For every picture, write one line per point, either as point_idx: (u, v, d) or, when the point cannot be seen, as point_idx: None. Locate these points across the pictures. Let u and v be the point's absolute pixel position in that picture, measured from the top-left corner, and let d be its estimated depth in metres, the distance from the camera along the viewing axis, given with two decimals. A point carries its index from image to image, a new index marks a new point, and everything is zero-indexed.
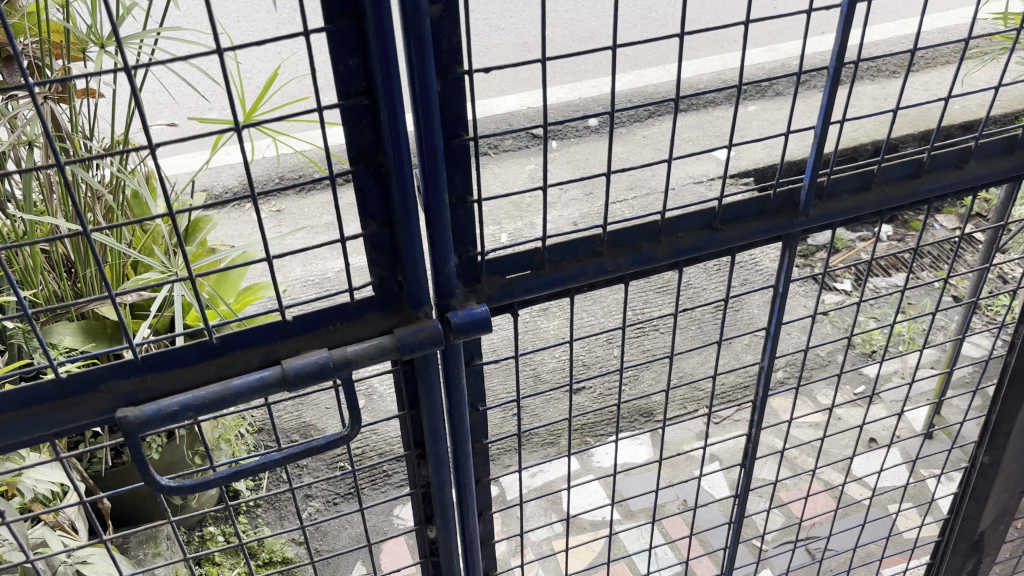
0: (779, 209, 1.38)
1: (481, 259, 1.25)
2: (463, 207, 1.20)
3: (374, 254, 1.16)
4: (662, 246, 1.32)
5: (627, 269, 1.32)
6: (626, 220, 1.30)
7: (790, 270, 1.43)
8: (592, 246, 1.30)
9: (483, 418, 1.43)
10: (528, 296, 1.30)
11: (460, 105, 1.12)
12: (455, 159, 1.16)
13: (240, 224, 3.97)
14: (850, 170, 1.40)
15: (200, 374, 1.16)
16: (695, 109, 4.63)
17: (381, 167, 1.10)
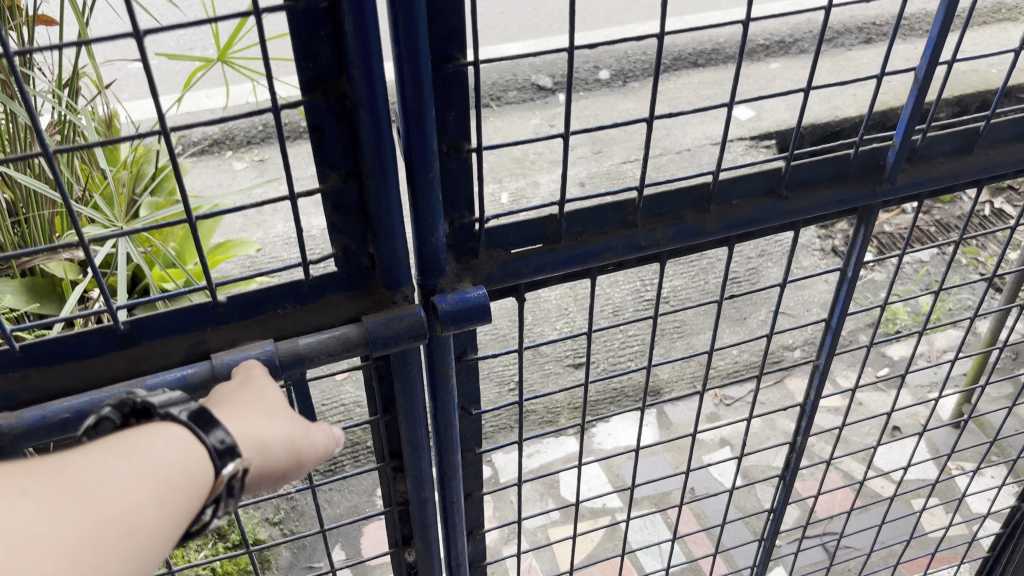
0: (857, 173, 1.10)
1: (479, 227, 0.97)
2: (456, 156, 0.91)
3: (336, 218, 0.87)
4: (711, 216, 1.05)
5: (665, 246, 1.05)
6: (668, 182, 1.03)
7: (864, 251, 1.17)
8: (623, 215, 1.03)
9: (476, 423, 1.16)
10: (539, 277, 1.02)
11: (455, 17, 0.82)
12: (447, 91, 0.86)
13: (219, 175, 3.67)
14: (947, 128, 1.12)
15: (102, 370, 0.87)
16: (712, 64, 4.30)
17: (345, 99, 0.80)
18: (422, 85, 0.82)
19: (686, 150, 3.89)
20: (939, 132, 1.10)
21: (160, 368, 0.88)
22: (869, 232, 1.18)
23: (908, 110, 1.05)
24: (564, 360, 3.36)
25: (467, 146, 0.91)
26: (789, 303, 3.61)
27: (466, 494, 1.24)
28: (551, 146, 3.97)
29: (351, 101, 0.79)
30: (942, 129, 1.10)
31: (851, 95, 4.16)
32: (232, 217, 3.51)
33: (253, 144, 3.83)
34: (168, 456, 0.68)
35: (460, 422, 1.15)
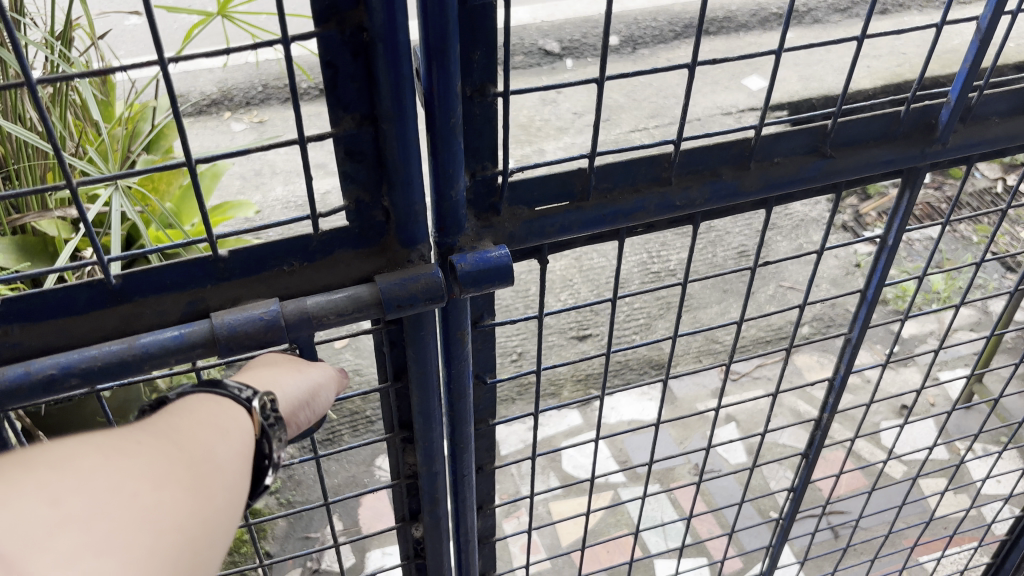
0: (907, 132, 1.01)
1: (502, 180, 0.89)
2: (481, 102, 0.83)
3: (348, 166, 0.79)
4: (751, 175, 0.97)
5: (701, 206, 0.96)
6: (707, 136, 0.94)
7: (908, 219, 1.09)
8: (657, 171, 0.94)
9: (491, 393, 1.09)
10: (564, 237, 0.94)
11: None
12: (473, 28, 0.78)
13: (218, 136, 3.60)
14: (1009, 86, 1.03)
15: (91, 327, 0.80)
16: (724, 32, 4.20)
17: (362, 31, 0.72)
18: (447, 19, 0.74)
19: (696, 120, 3.80)
20: (996, 90, 1.02)
21: (156, 326, 0.81)
22: (912, 199, 1.10)
23: (966, 64, 0.96)
24: (568, 332, 3.31)
25: (494, 90, 0.83)
26: (797, 279, 3.54)
27: (477, 467, 1.17)
28: (557, 112, 3.86)
29: (368, 33, 0.71)
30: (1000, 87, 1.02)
31: (865, 66, 4.06)
32: (231, 179, 3.43)
33: (252, 106, 3.74)
34: (209, 413, 0.75)
35: (475, 392, 1.08)
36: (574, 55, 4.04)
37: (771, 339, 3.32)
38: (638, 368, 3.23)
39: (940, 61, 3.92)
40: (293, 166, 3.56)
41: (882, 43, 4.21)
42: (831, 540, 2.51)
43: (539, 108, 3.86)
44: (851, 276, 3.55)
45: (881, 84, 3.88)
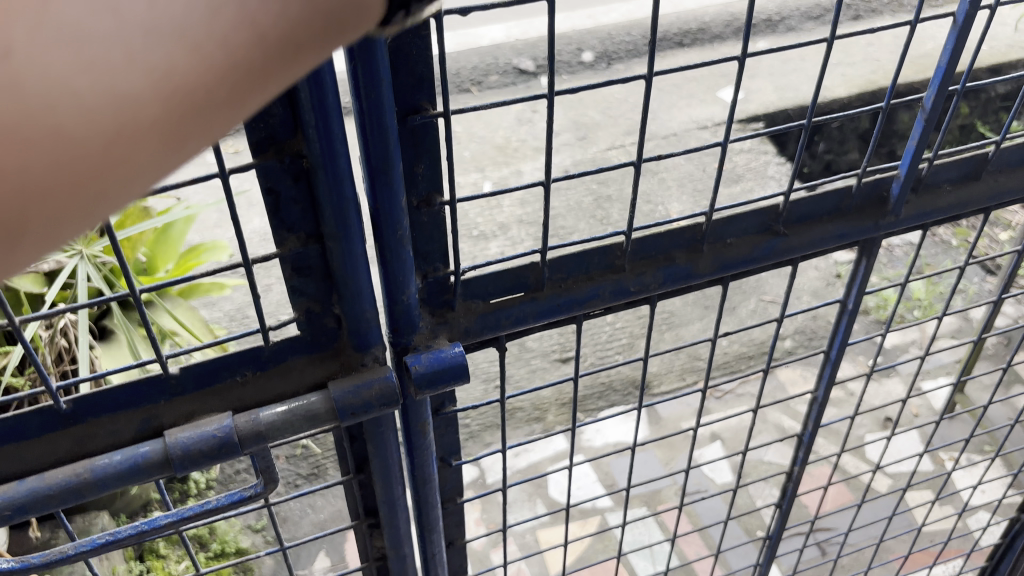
0: (860, 206, 1.04)
1: (455, 279, 0.89)
2: (429, 211, 0.84)
3: (297, 283, 0.79)
4: (703, 258, 0.99)
5: (656, 290, 0.99)
6: (657, 224, 0.96)
7: (865, 286, 1.11)
8: (609, 259, 0.96)
9: (457, 473, 1.09)
10: (520, 327, 0.95)
11: (423, 64, 0.74)
12: (415, 144, 0.79)
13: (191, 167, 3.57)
14: (956, 154, 1.06)
15: (42, 453, 0.79)
16: (699, 44, 4.20)
17: (301, 158, 0.71)
18: (386, 142, 0.74)
19: (672, 135, 3.80)
20: (945, 160, 1.05)
21: (110, 447, 0.80)
22: (869, 266, 1.13)
23: (914, 140, 0.99)
24: (550, 355, 3.31)
25: (439, 199, 0.83)
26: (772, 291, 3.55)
27: (449, 541, 1.18)
28: (533, 133, 3.86)
29: (309, 163, 0.71)
30: (950, 156, 1.04)
31: (840, 74, 4.02)
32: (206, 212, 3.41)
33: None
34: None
35: (441, 474, 1.09)
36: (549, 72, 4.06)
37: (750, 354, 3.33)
38: (621, 389, 3.23)
39: (912, 68, 3.92)
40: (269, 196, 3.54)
41: (855, 50, 4.17)
42: (818, 558, 2.51)
43: (515, 129, 3.87)
44: (831, 288, 3.54)
45: (852, 93, 3.88)
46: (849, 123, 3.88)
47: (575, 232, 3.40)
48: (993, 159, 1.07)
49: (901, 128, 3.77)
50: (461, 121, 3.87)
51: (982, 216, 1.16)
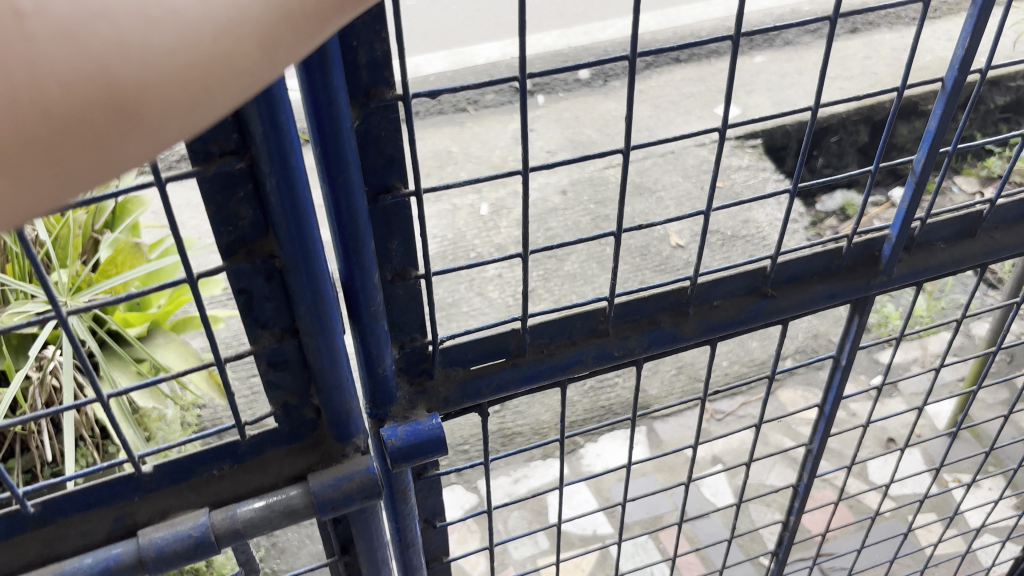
0: (851, 265, 1.03)
1: (433, 349, 0.89)
2: (403, 285, 0.82)
3: (273, 374, 0.77)
4: (690, 321, 0.98)
5: (641, 353, 0.97)
6: (643, 288, 0.96)
7: (859, 343, 1.10)
8: (592, 323, 0.95)
9: (440, 536, 1.08)
10: (501, 395, 0.94)
11: (392, 143, 0.73)
12: (387, 222, 0.78)
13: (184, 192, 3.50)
14: (953, 213, 1.06)
15: (13, 554, 0.79)
16: (696, 60, 4.16)
17: (273, 259, 0.69)
18: (355, 222, 0.73)
19: (671, 152, 3.79)
20: (938, 218, 1.04)
21: (81, 548, 0.80)
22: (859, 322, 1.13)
23: (908, 203, 0.99)
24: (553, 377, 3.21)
25: (414, 274, 0.82)
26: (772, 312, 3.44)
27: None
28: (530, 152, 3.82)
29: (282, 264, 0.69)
30: (943, 214, 1.04)
31: (838, 88, 3.96)
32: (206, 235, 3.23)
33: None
34: None
35: (424, 537, 1.07)
36: (546, 91, 4.01)
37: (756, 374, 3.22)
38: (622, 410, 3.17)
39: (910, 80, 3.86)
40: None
41: (854, 63, 4.12)
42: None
43: (511, 147, 3.83)
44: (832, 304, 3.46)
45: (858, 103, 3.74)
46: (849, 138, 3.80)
47: (573, 255, 3.41)
48: (988, 217, 1.06)
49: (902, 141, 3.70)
50: (457, 140, 3.82)
51: (974, 270, 1.15)
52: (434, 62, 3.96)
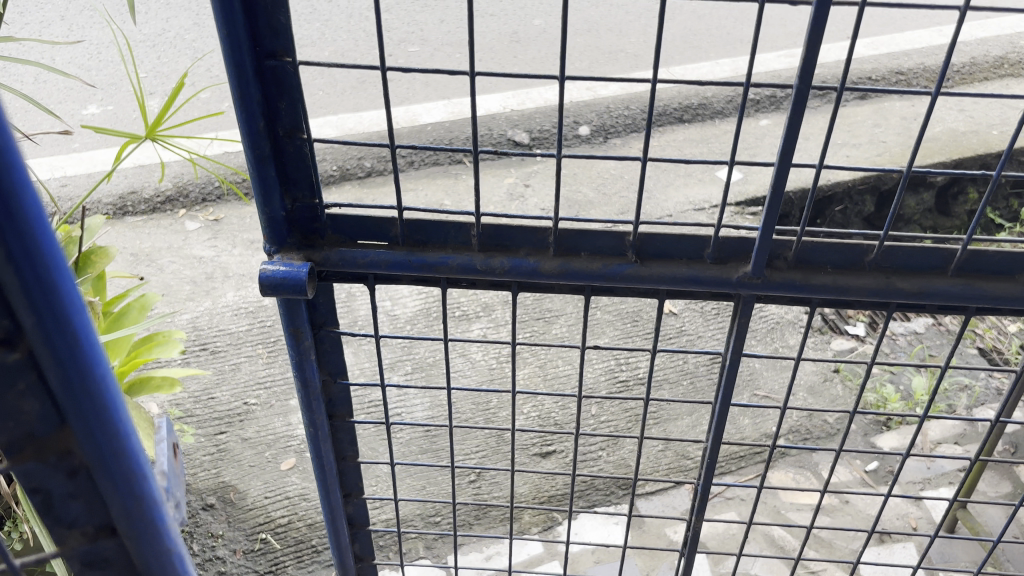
0: (720, 258, 1.10)
1: (321, 210, 1.09)
2: (294, 141, 1.03)
3: (21, 463, 0.62)
4: (550, 259, 1.11)
5: (501, 275, 1.11)
6: (508, 218, 1.10)
7: (735, 339, 1.19)
8: (464, 235, 1.11)
9: (345, 392, 1.31)
10: (375, 272, 1.12)
11: (280, 16, 0.94)
12: (278, 83, 0.98)
13: (169, 236, 3.05)
14: (835, 240, 1.07)
15: None
16: (700, 119, 3.85)
17: (70, 456, 0.63)
18: (239, 75, 0.95)
19: (667, 216, 3.29)
20: (817, 240, 1.06)
21: None
22: (744, 326, 1.19)
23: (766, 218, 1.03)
24: (527, 450, 2.46)
25: (301, 134, 1.02)
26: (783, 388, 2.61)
27: (341, 456, 1.39)
28: (524, 209, 3.30)
29: (28, 348, 0.57)
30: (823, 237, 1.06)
31: (843, 156, 3.45)
32: (179, 281, 2.85)
33: (209, 203, 3.22)
34: None
35: (330, 389, 1.30)
36: (544, 146, 3.57)
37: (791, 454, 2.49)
38: (603, 488, 2.43)
39: (922, 148, 3.45)
40: (248, 268, 2.92)
41: (861, 130, 3.65)
42: None
43: (506, 203, 3.31)
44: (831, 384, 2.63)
45: (875, 161, 3.41)
46: (856, 208, 3.15)
47: (562, 317, 2.74)
48: (877, 255, 1.06)
49: (908, 214, 3.18)
50: (450, 193, 3.30)
51: (889, 311, 1.14)
52: (432, 114, 3.65)
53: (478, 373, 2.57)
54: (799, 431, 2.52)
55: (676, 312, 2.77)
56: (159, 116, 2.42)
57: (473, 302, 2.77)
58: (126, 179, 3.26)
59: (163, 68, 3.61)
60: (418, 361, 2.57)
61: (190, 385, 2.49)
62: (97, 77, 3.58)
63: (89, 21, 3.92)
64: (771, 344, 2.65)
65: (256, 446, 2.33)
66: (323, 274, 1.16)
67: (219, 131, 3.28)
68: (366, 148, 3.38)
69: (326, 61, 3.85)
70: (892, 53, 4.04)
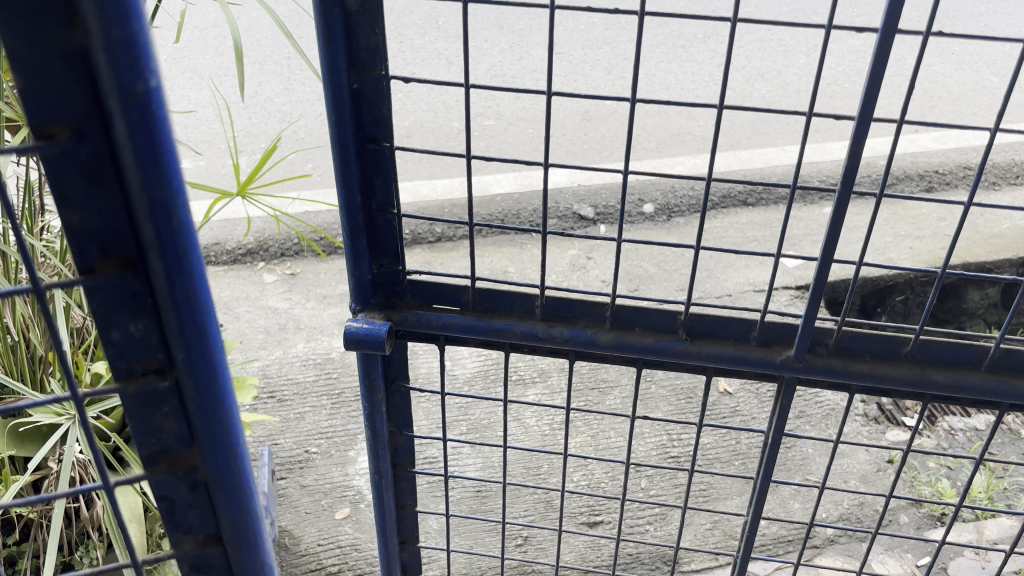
0: (766, 341, 1.19)
1: (403, 275, 1.22)
2: (385, 215, 1.15)
3: (156, 475, 0.74)
4: (607, 331, 1.21)
5: (560, 343, 1.21)
6: (570, 291, 1.20)
7: (780, 416, 1.27)
8: (529, 305, 1.22)
9: (409, 444, 1.40)
10: (446, 334, 1.24)
11: (381, 107, 1.07)
12: (375, 164, 1.11)
13: (247, 287, 3.23)
14: (876, 331, 1.17)
15: None
16: (764, 203, 3.90)
17: (194, 471, 0.75)
18: (343, 155, 1.08)
19: (726, 295, 3.32)
20: (859, 330, 1.16)
21: None
22: (786, 408, 1.27)
23: (810, 306, 1.13)
24: (575, 518, 2.50)
25: (392, 208, 1.15)
26: (834, 475, 2.59)
27: (400, 504, 1.48)
28: (585, 280, 3.40)
29: (176, 379, 0.69)
30: (862, 328, 1.16)
31: (906, 248, 3.43)
32: (254, 330, 3.01)
33: (287, 257, 3.39)
34: None
35: (395, 439, 1.40)
36: (609, 221, 3.67)
37: (839, 541, 2.46)
38: (647, 562, 2.45)
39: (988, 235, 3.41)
40: (319, 321, 3.06)
41: (927, 221, 3.64)
42: None
43: (567, 274, 3.42)
44: (886, 473, 2.58)
45: (939, 253, 3.41)
46: (917, 297, 3.02)
47: (617, 389, 2.81)
48: (914, 348, 1.15)
49: (972, 308, 2.99)
50: (514, 261, 3.43)
51: (925, 400, 1.23)
52: (502, 184, 3.79)
53: (531, 438, 2.64)
54: (849, 518, 2.49)
55: (731, 392, 2.81)
56: (251, 175, 2.60)
57: (529, 367, 2.86)
58: (213, 231, 3.46)
59: (254, 129, 3.87)
60: (473, 422, 2.66)
61: (256, 430, 2.62)
62: (192, 139, 3.82)
63: (190, 82, 4.21)
64: (824, 430, 2.65)
65: (313, 494, 2.44)
66: (399, 333, 1.27)
67: (301, 192, 3.47)
68: (438, 215, 3.53)
69: (407, 130, 4.05)
70: (960, 148, 4.03)
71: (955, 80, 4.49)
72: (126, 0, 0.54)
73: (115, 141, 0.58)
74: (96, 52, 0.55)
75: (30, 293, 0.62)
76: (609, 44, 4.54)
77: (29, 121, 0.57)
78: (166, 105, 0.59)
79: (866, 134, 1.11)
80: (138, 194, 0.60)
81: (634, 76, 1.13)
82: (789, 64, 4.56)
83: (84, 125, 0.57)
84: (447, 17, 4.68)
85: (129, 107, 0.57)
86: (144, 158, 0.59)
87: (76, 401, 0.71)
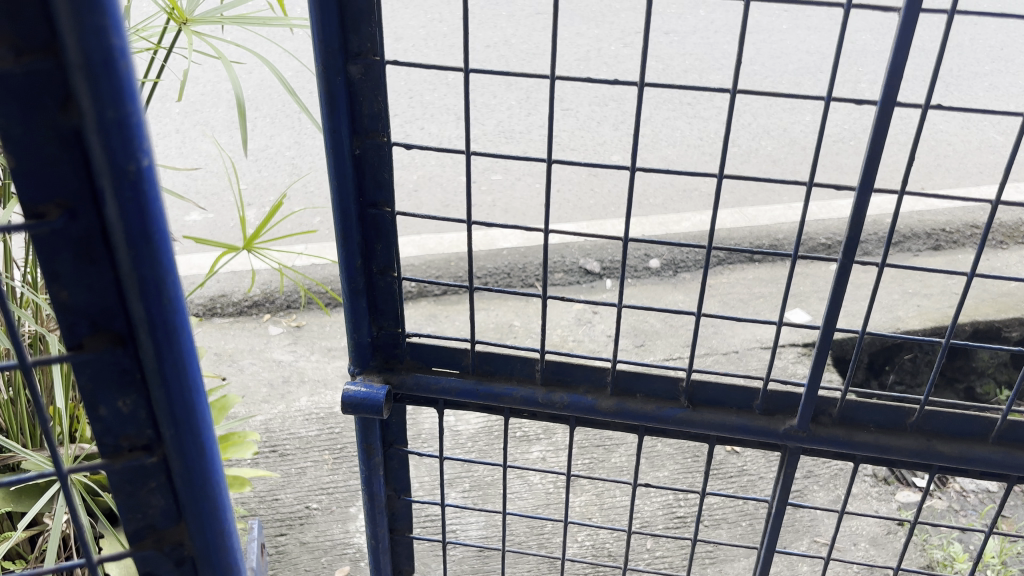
0: (768, 410, 1.18)
1: (403, 337, 1.21)
2: (385, 278, 1.15)
3: (142, 551, 0.73)
4: (606, 396, 1.20)
5: (561, 408, 1.20)
6: (570, 355, 1.20)
7: (783, 485, 1.25)
8: (529, 368, 1.21)
9: (406, 507, 1.38)
10: (445, 397, 1.23)
11: (384, 173, 1.08)
12: (377, 228, 1.12)
13: (253, 339, 3.23)
14: (882, 401, 1.16)
15: None
16: (771, 260, 3.88)
17: (180, 548, 0.73)
18: (344, 219, 1.09)
19: (733, 352, 3.29)
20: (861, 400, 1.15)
21: None
22: (790, 477, 1.25)
23: (812, 375, 1.12)
24: None
25: (393, 271, 1.15)
26: (843, 538, 2.53)
27: (398, 569, 1.46)
28: (591, 335, 3.38)
29: (164, 455, 0.68)
30: (866, 397, 1.15)
31: (914, 306, 3.41)
32: (257, 383, 3.00)
33: (292, 310, 3.37)
34: None
35: (393, 504, 1.38)
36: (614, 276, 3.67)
37: None
38: None
39: (998, 289, 3.38)
40: (323, 375, 3.05)
41: (936, 279, 3.61)
42: None
43: (573, 328, 3.40)
44: (896, 536, 2.52)
45: (948, 311, 3.38)
46: (925, 355, 2.96)
47: (622, 447, 2.77)
48: (918, 418, 1.14)
49: (982, 367, 2.94)
50: (520, 315, 3.42)
51: (935, 472, 1.20)
52: (508, 239, 3.79)
53: (535, 497, 2.60)
54: None
55: (738, 450, 2.76)
56: (256, 230, 2.55)
57: (534, 424, 2.82)
58: (219, 283, 3.46)
59: (262, 182, 3.92)
60: (476, 480, 2.62)
61: (256, 486, 2.60)
62: (202, 192, 3.86)
63: (200, 136, 4.27)
64: (833, 490, 2.60)
65: (313, 551, 2.40)
66: (398, 396, 1.27)
67: (308, 245, 3.50)
68: (443, 269, 3.54)
69: (416, 184, 4.10)
70: (967, 206, 4.04)
71: (962, 140, 4.53)
72: (120, 83, 0.55)
73: (109, 226, 0.59)
74: (89, 134, 0.55)
75: (18, 370, 0.62)
76: (615, 101, 4.60)
77: (24, 201, 0.58)
78: (161, 185, 0.60)
79: (868, 204, 1.11)
80: (128, 271, 0.60)
81: (634, 143, 1.14)
82: (794, 121, 4.61)
83: (76, 204, 0.58)
84: (457, 73, 4.75)
85: (121, 187, 0.57)
86: (136, 237, 0.59)
87: (62, 476, 0.70)
